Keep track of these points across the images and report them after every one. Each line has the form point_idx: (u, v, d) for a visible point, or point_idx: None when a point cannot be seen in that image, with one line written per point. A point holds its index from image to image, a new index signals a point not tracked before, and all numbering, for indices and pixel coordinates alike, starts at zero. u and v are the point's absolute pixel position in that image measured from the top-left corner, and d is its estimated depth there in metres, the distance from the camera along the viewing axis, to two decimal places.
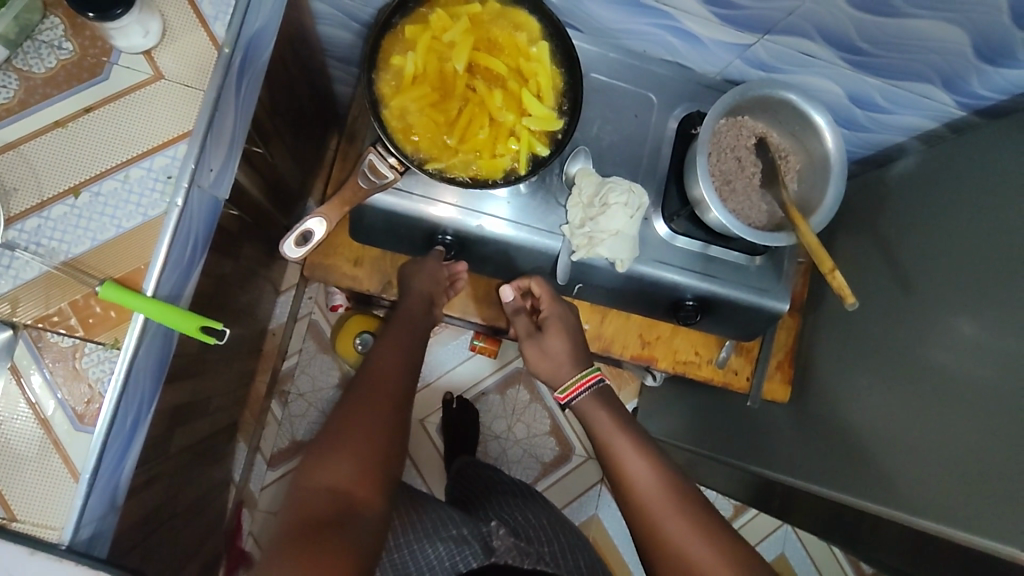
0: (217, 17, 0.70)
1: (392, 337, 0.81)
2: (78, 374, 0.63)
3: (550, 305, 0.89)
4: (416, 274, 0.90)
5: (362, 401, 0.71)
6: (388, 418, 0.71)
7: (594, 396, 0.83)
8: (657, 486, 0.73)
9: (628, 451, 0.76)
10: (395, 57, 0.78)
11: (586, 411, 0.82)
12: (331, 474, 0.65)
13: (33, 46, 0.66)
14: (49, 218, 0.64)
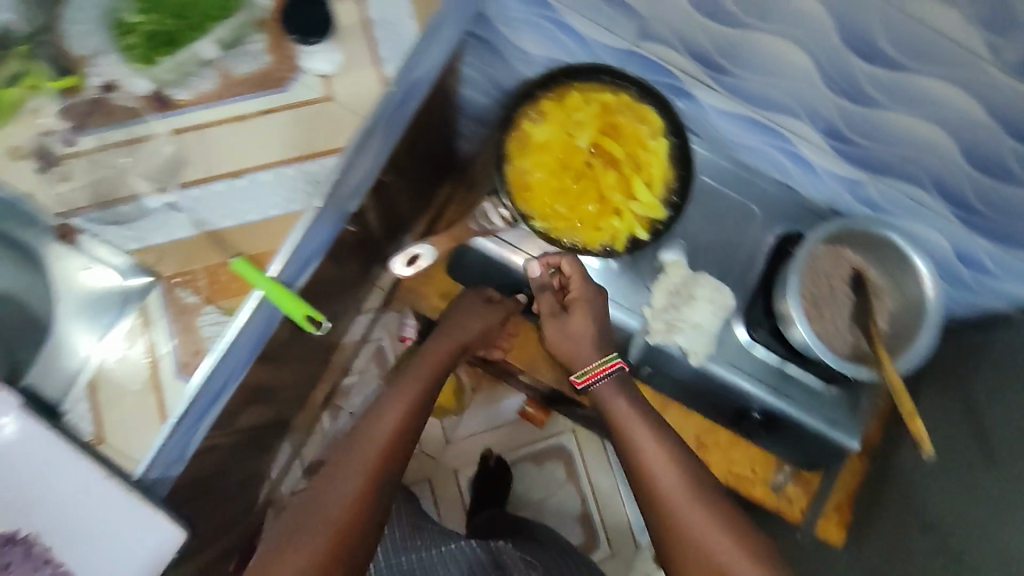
0: (389, 60, 0.79)
1: (397, 390, 0.80)
2: (194, 329, 0.70)
3: (582, 286, 0.85)
4: (462, 307, 0.93)
5: (344, 466, 0.70)
6: (368, 485, 0.69)
7: (613, 381, 0.82)
8: (681, 484, 0.71)
9: (658, 460, 0.73)
10: (527, 123, 0.86)
11: (602, 397, 0.82)
12: (298, 556, 0.63)
13: (238, 53, 0.76)
14: (209, 193, 0.73)
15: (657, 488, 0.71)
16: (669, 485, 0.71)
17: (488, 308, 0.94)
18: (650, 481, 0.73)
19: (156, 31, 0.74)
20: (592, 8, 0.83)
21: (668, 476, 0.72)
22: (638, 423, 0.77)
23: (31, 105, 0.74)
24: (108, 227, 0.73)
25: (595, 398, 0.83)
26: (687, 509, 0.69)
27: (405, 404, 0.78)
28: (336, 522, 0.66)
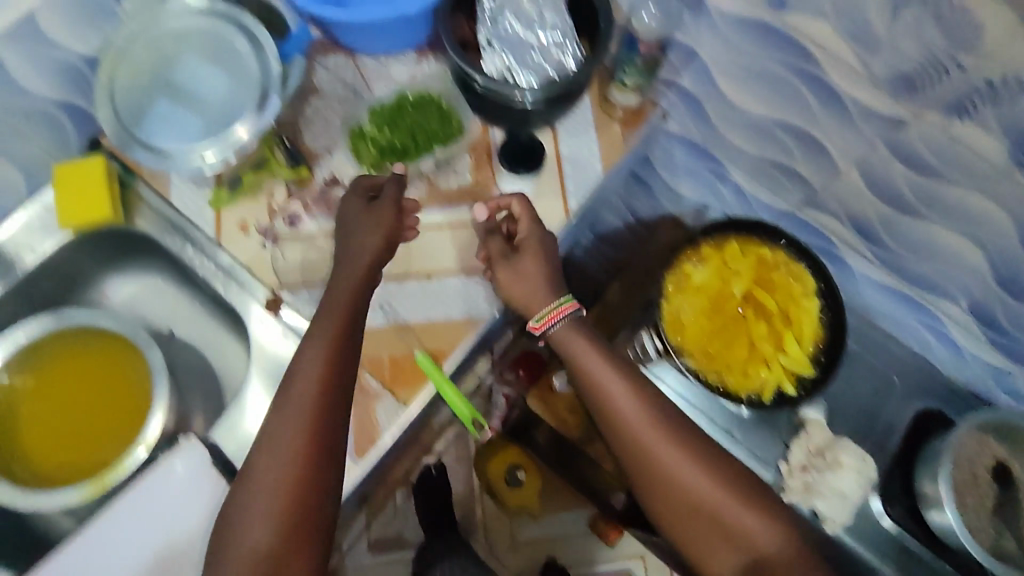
0: (574, 194, 0.85)
1: (298, 380, 0.67)
2: (371, 414, 0.76)
3: (529, 227, 0.78)
4: (357, 217, 0.74)
5: (263, 491, 0.64)
6: (292, 500, 0.63)
7: (573, 328, 0.77)
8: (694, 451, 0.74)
9: (636, 416, 0.75)
10: (688, 263, 0.90)
11: (562, 340, 0.78)
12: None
13: (445, 168, 0.84)
14: (404, 288, 0.81)
15: (645, 448, 0.74)
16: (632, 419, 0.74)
17: (376, 215, 0.74)
18: (623, 431, 0.74)
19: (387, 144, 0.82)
20: (766, 174, 0.90)
21: (630, 405, 0.75)
22: (599, 361, 0.76)
23: (264, 188, 0.81)
24: (310, 304, 0.79)
25: (553, 344, 0.78)
26: (643, 441, 0.74)
27: (311, 402, 0.66)
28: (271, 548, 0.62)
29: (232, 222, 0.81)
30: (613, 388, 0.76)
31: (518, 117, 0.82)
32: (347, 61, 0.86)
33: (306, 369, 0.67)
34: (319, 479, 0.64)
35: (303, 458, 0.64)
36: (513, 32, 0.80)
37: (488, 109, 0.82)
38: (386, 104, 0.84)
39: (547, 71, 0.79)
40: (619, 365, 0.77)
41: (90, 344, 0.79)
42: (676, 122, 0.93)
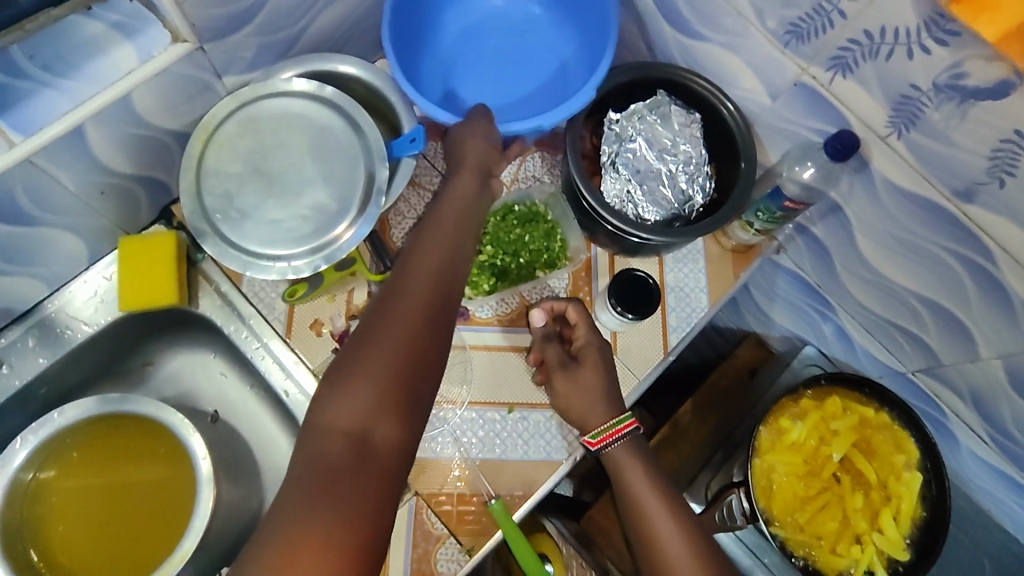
0: (676, 329, 0.79)
1: (393, 314, 0.54)
2: (432, 561, 0.69)
3: (590, 334, 0.72)
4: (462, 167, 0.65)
5: (347, 451, 0.48)
6: (378, 467, 0.48)
7: (628, 443, 0.69)
8: (689, 551, 0.64)
9: (668, 524, 0.66)
10: (785, 417, 0.83)
11: (615, 463, 0.69)
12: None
13: (541, 286, 0.77)
14: (482, 417, 0.73)
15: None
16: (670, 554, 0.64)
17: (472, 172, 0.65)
18: (656, 553, 0.65)
19: (485, 260, 0.75)
20: (883, 331, 0.83)
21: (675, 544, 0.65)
22: (649, 490, 0.67)
23: (343, 285, 0.75)
24: None
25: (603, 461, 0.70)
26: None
27: (414, 324, 0.54)
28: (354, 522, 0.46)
29: (305, 320, 0.75)
30: (649, 497, 0.67)
31: (635, 247, 0.75)
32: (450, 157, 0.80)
33: (411, 281, 0.56)
34: (410, 429, 0.51)
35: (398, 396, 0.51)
36: (641, 158, 0.75)
37: (600, 236, 0.75)
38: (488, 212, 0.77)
39: (674, 203, 0.74)
40: (664, 491, 0.67)
41: (136, 429, 0.72)
42: (789, 258, 0.87)
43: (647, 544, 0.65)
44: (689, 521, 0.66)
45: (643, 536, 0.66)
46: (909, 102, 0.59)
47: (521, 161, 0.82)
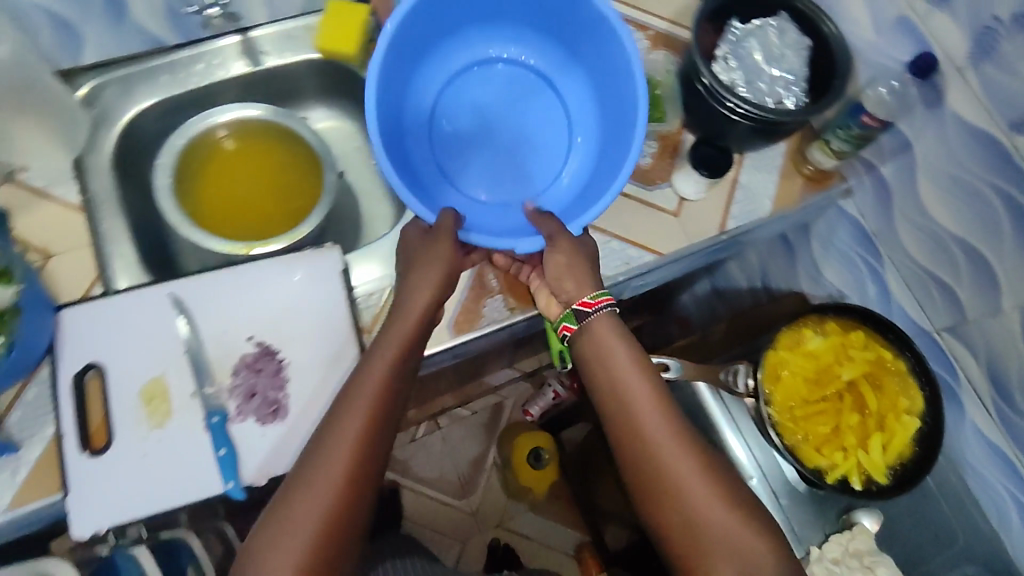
0: (736, 219, 0.90)
1: (387, 334, 0.70)
2: (481, 304, 0.81)
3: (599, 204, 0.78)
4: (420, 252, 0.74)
5: (316, 490, 0.60)
6: (337, 504, 0.60)
7: (610, 318, 0.70)
8: (665, 422, 0.66)
9: (643, 396, 0.67)
10: (809, 328, 0.91)
11: (596, 333, 0.70)
12: (280, 565, 0.57)
13: None
14: None
15: (647, 444, 0.65)
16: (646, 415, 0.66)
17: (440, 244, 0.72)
18: (638, 422, 0.66)
19: None
20: (922, 285, 0.91)
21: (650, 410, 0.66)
22: (626, 362, 0.68)
23: None
24: None
25: (584, 331, 0.71)
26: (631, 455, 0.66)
27: (401, 341, 0.69)
28: (309, 542, 0.59)
29: None
30: (632, 371, 0.68)
31: (721, 127, 0.86)
32: None
33: (408, 307, 0.71)
34: (373, 441, 0.64)
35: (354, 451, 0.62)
36: (752, 55, 0.86)
37: (696, 111, 0.88)
38: None
39: (766, 99, 0.86)
40: (644, 367, 0.69)
41: (294, 149, 0.87)
42: (855, 203, 0.96)
43: (628, 411, 0.66)
44: (671, 403, 0.68)
45: (622, 406, 0.67)
46: (989, 34, 0.70)
47: (649, 52, 0.97)
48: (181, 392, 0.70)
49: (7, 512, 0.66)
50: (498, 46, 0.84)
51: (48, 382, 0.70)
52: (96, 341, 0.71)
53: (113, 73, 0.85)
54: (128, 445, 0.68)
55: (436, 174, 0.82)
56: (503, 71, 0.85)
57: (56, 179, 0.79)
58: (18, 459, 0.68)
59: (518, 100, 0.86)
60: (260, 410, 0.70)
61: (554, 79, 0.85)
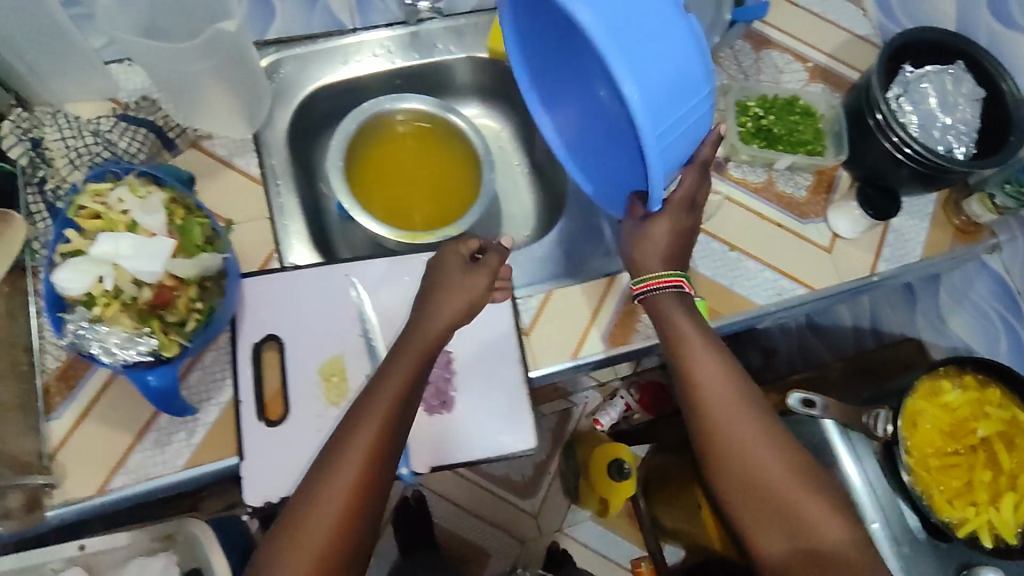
0: (886, 260, 0.89)
1: (393, 360, 0.65)
2: (636, 318, 0.80)
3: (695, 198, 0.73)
4: (443, 269, 0.71)
5: (341, 471, 0.60)
6: (358, 495, 0.60)
7: (675, 298, 0.72)
8: (733, 395, 0.69)
9: (715, 371, 0.70)
10: (948, 380, 0.92)
11: (658, 310, 0.72)
12: (308, 542, 0.58)
13: (789, 175, 0.90)
14: (708, 244, 0.86)
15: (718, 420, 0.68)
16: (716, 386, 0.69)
17: (470, 276, 0.70)
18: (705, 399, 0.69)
19: (764, 126, 0.87)
20: None
21: (719, 379, 0.70)
22: (698, 342, 0.70)
23: None
24: None
25: (649, 309, 0.73)
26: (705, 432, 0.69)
27: (408, 369, 0.65)
28: (334, 523, 0.59)
29: None
30: (699, 350, 0.70)
31: (887, 169, 0.86)
32: (751, 52, 0.97)
33: (417, 337, 0.66)
34: (398, 425, 0.63)
35: (378, 436, 0.62)
36: (928, 100, 0.85)
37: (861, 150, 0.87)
38: (778, 96, 0.90)
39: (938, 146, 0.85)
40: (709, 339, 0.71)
41: (457, 145, 0.89)
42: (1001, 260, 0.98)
43: (696, 390, 0.69)
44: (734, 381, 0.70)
45: (692, 385, 0.70)
46: None
47: (806, 84, 0.96)
48: (356, 373, 0.72)
49: (185, 469, 0.69)
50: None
51: (226, 348, 0.72)
52: (276, 313, 0.74)
53: (291, 49, 0.86)
54: (304, 418, 0.70)
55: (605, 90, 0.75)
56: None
57: (238, 150, 0.80)
58: (196, 420, 0.70)
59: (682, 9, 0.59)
60: (430, 400, 0.73)
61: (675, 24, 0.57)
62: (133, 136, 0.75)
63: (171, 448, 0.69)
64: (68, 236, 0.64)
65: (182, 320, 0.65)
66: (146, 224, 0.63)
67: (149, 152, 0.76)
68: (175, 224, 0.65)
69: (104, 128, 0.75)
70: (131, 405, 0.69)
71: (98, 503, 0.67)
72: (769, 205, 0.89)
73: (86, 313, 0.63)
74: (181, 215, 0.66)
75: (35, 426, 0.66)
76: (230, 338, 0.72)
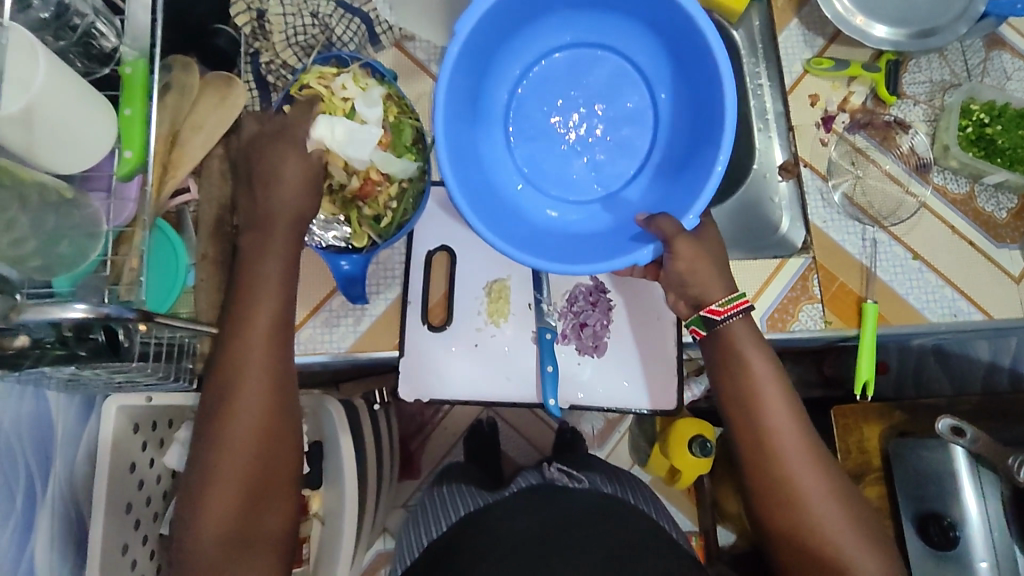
0: None
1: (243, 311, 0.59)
2: (797, 306, 0.79)
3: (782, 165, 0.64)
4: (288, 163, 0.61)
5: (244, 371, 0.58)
6: (264, 442, 0.58)
7: (747, 322, 0.65)
8: (797, 439, 0.63)
9: (780, 408, 0.63)
10: None
11: (734, 336, 0.64)
12: (231, 458, 0.57)
13: (994, 194, 0.85)
14: (891, 246, 0.81)
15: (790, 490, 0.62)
16: (776, 425, 0.63)
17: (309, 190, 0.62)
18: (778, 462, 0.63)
19: (987, 135, 0.82)
20: None
21: (789, 412, 0.64)
22: (763, 369, 0.63)
23: (850, 83, 0.85)
24: (816, 195, 0.82)
25: (717, 334, 0.65)
26: (828, 473, 0.63)
27: (264, 318, 0.59)
28: (252, 429, 0.58)
29: (808, 89, 0.85)
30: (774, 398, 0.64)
31: None
32: (981, 50, 0.88)
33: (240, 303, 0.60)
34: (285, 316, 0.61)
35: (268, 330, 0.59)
36: None
37: None
38: (1008, 106, 0.83)
39: None
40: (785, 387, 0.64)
41: None
42: None
43: (759, 417, 0.64)
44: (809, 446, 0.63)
45: (751, 414, 0.64)
46: None
47: None
48: (519, 300, 0.73)
49: (348, 353, 0.70)
50: (597, 29, 0.69)
51: (401, 249, 0.73)
52: (450, 225, 0.74)
53: None
54: (466, 331, 0.72)
55: (517, 172, 0.71)
56: (564, 60, 0.71)
57: (436, 57, 0.80)
58: (364, 309, 0.71)
59: (600, 89, 0.71)
60: (584, 340, 0.73)
61: (652, 80, 0.70)
62: (348, 24, 0.76)
63: (339, 329, 0.70)
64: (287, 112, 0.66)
65: (377, 215, 0.67)
66: (363, 114, 0.65)
67: (358, 44, 0.78)
68: (389, 121, 0.67)
69: (323, 11, 0.75)
70: (309, 283, 0.70)
71: None
72: (964, 220, 0.84)
73: None
74: (395, 112, 0.67)
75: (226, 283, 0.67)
76: (406, 242, 0.73)
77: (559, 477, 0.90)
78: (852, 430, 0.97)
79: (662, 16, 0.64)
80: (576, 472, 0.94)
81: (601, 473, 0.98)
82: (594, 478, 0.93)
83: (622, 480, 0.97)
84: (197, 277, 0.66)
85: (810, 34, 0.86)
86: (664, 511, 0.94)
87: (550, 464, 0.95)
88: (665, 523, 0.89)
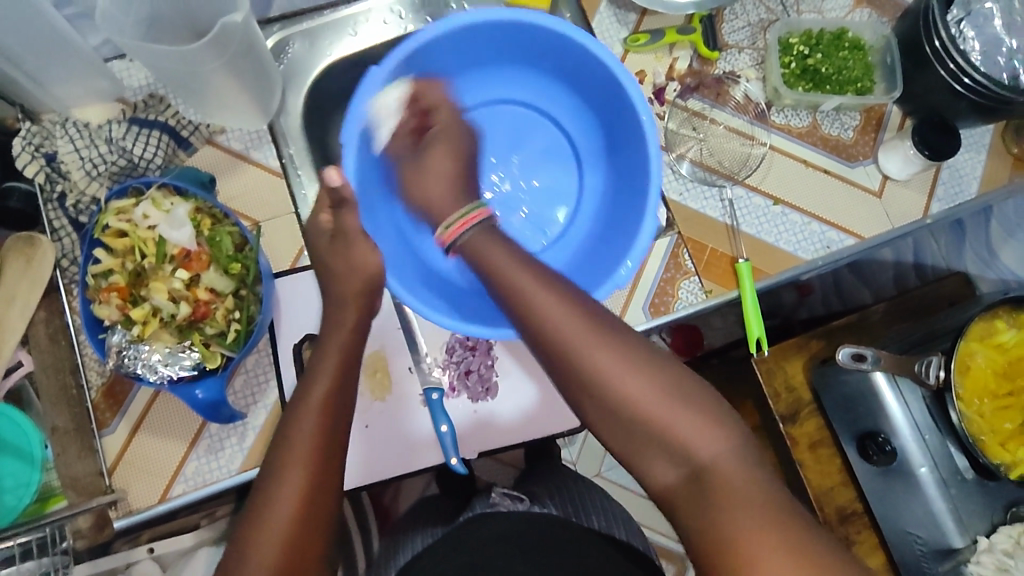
0: (940, 201, 0.85)
1: (291, 429, 0.54)
2: (675, 285, 0.79)
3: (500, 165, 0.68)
4: None
5: (294, 449, 0.53)
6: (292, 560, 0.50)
7: (486, 229, 0.61)
8: (569, 318, 0.55)
9: (534, 286, 0.56)
10: (1002, 320, 0.86)
11: (473, 248, 0.60)
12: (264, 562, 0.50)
13: (837, 116, 0.85)
14: (750, 198, 0.82)
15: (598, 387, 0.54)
16: (541, 311, 0.55)
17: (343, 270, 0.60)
18: (578, 367, 0.54)
19: (811, 66, 0.83)
20: None
21: (542, 299, 0.55)
22: (502, 252, 0.58)
23: (671, 50, 0.85)
24: (666, 170, 0.82)
25: (467, 255, 0.61)
26: None
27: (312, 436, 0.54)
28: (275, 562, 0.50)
29: (634, 67, 0.85)
30: (534, 287, 0.56)
31: (943, 103, 0.80)
32: None
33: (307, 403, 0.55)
34: (327, 401, 0.57)
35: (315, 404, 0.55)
36: (993, 19, 0.79)
37: (915, 85, 0.82)
38: (826, 30, 0.84)
39: (1003, 74, 0.79)
40: (536, 268, 0.58)
41: None
42: None
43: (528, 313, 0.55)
44: (541, 266, 0.58)
45: (525, 318, 0.56)
46: None
47: (851, 11, 0.88)
48: (398, 366, 0.73)
49: (238, 473, 0.68)
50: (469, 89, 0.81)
51: (266, 351, 0.71)
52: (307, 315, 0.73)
53: (296, 25, 0.81)
54: (353, 413, 0.71)
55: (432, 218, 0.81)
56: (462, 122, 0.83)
57: (253, 143, 0.78)
58: (245, 424, 0.69)
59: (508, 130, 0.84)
60: (473, 387, 0.73)
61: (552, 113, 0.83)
62: (147, 141, 0.73)
63: (224, 453, 0.69)
64: (97, 257, 0.64)
65: (222, 331, 0.64)
66: (173, 239, 0.63)
67: (165, 156, 0.74)
68: (203, 237, 0.64)
69: (117, 135, 0.72)
70: (178, 418, 0.68)
71: (160, 511, 0.68)
72: (815, 150, 0.84)
73: (126, 334, 0.63)
74: (208, 225, 0.65)
75: (91, 445, 0.66)
76: (270, 340, 0.72)
77: (500, 501, 0.85)
78: (774, 372, 0.98)
79: (537, 46, 0.75)
80: (521, 493, 0.89)
81: (563, 482, 0.93)
82: (539, 496, 0.89)
83: (569, 487, 0.91)
84: (55, 452, 0.65)
85: (621, 12, 0.86)
86: (617, 509, 0.90)
87: (496, 487, 0.89)
88: (606, 530, 0.83)
